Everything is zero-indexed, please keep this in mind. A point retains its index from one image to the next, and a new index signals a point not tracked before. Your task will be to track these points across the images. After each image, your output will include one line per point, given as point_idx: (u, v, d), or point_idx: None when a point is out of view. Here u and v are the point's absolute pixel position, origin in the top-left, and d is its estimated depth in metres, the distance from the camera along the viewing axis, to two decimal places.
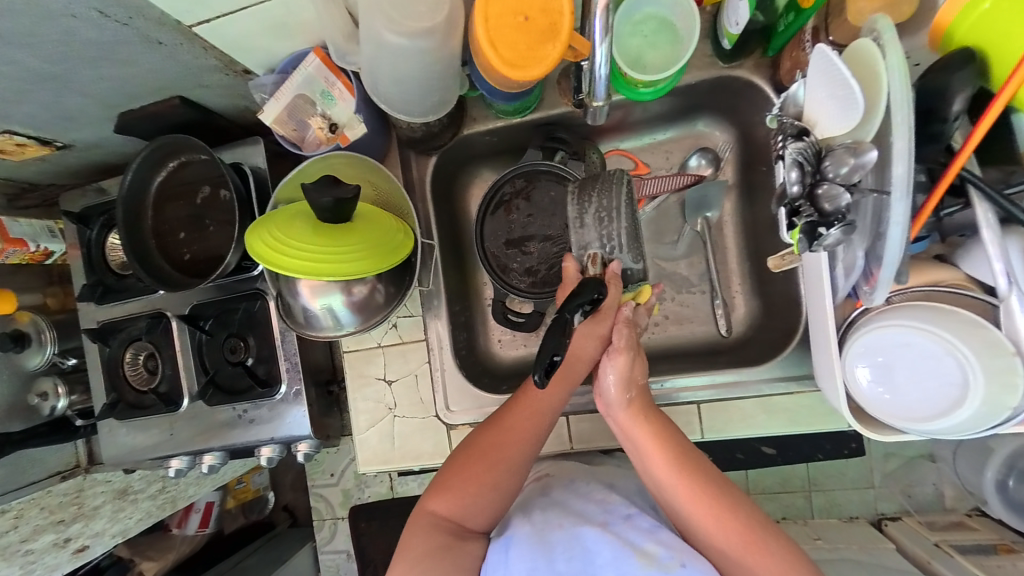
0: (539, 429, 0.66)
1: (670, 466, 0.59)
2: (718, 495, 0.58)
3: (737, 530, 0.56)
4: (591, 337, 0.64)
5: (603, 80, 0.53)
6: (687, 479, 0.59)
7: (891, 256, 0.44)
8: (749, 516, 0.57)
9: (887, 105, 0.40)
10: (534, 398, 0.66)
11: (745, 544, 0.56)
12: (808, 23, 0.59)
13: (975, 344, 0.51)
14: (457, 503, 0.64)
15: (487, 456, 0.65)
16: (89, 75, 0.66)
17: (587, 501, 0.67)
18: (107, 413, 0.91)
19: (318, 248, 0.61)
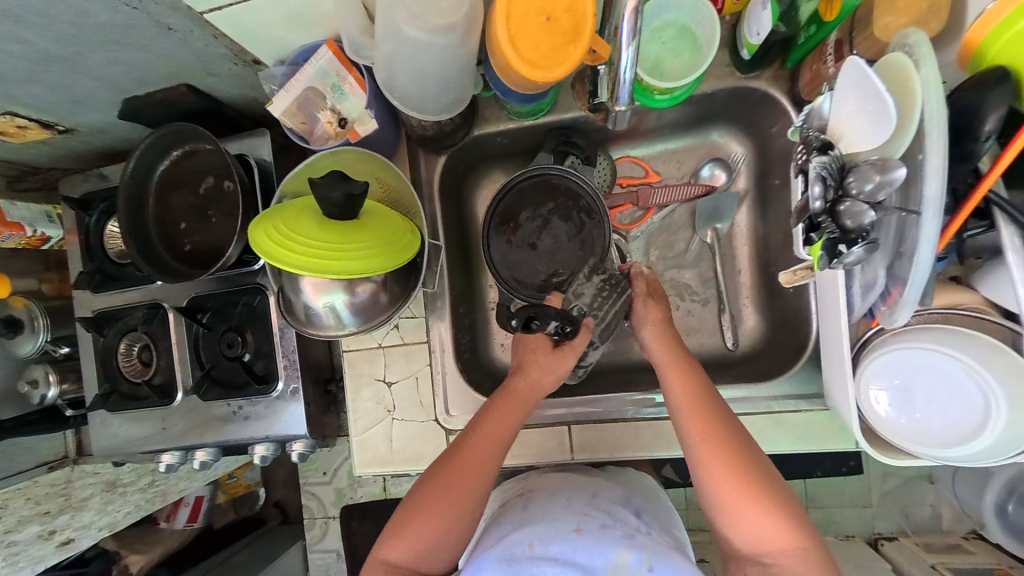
0: (495, 466, 0.64)
1: (693, 411, 0.61)
2: (735, 445, 0.59)
3: (739, 480, 0.57)
4: (548, 371, 0.67)
5: (628, 86, 0.51)
6: (707, 428, 0.60)
7: (919, 276, 0.42)
8: (760, 472, 0.58)
9: (920, 122, 0.39)
10: (485, 435, 0.64)
11: (742, 494, 0.56)
12: (832, 35, 0.58)
13: (997, 370, 0.50)
14: (413, 547, 0.61)
15: (443, 494, 0.62)
16: (97, 58, 0.64)
17: (564, 513, 0.64)
18: (99, 404, 0.89)
19: (326, 245, 0.60)
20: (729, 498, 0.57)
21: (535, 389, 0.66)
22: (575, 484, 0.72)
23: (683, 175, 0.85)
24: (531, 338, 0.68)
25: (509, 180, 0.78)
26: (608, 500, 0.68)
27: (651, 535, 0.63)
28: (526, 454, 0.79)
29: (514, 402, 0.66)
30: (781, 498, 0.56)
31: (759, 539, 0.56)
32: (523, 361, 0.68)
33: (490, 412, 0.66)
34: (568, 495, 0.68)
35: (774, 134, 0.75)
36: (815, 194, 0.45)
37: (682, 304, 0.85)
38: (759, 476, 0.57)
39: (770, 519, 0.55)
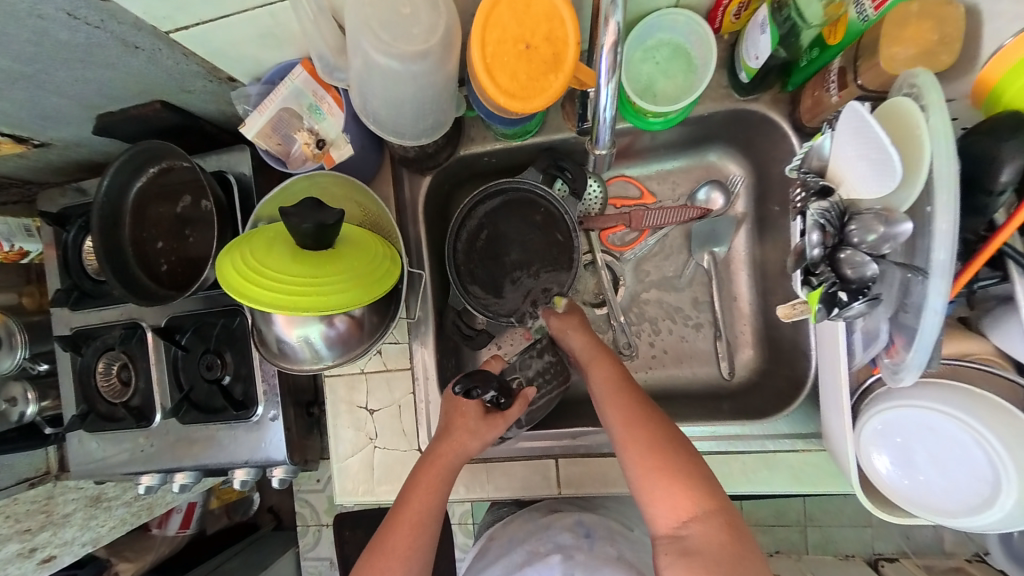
0: (426, 543, 0.62)
1: (611, 391, 0.63)
2: (646, 415, 0.60)
3: (651, 450, 0.57)
4: (478, 435, 0.67)
5: (608, 123, 0.49)
6: (623, 407, 0.61)
7: (925, 338, 0.39)
8: (669, 438, 0.58)
9: (930, 174, 0.36)
10: (410, 510, 0.63)
11: (658, 469, 0.56)
12: (834, 62, 0.55)
13: (1006, 436, 0.45)
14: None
15: (389, 555, 0.61)
16: (63, 75, 0.62)
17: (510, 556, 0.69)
18: (77, 425, 0.87)
19: (299, 278, 0.57)
20: (641, 469, 0.57)
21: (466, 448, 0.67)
22: (533, 524, 0.74)
23: (679, 197, 0.82)
24: (462, 403, 0.69)
25: (468, 205, 0.77)
26: (558, 530, 0.71)
27: (593, 551, 0.67)
28: (511, 486, 0.76)
29: (444, 462, 0.66)
30: (691, 468, 0.56)
31: (673, 513, 0.54)
32: (448, 424, 0.69)
33: (414, 487, 0.65)
34: (520, 537, 0.72)
35: (772, 158, 0.71)
36: (813, 242, 0.41)
37: (677, 331, 0.82)
38: (671, 445, 0.57)
39: (678, 487, 0.55)
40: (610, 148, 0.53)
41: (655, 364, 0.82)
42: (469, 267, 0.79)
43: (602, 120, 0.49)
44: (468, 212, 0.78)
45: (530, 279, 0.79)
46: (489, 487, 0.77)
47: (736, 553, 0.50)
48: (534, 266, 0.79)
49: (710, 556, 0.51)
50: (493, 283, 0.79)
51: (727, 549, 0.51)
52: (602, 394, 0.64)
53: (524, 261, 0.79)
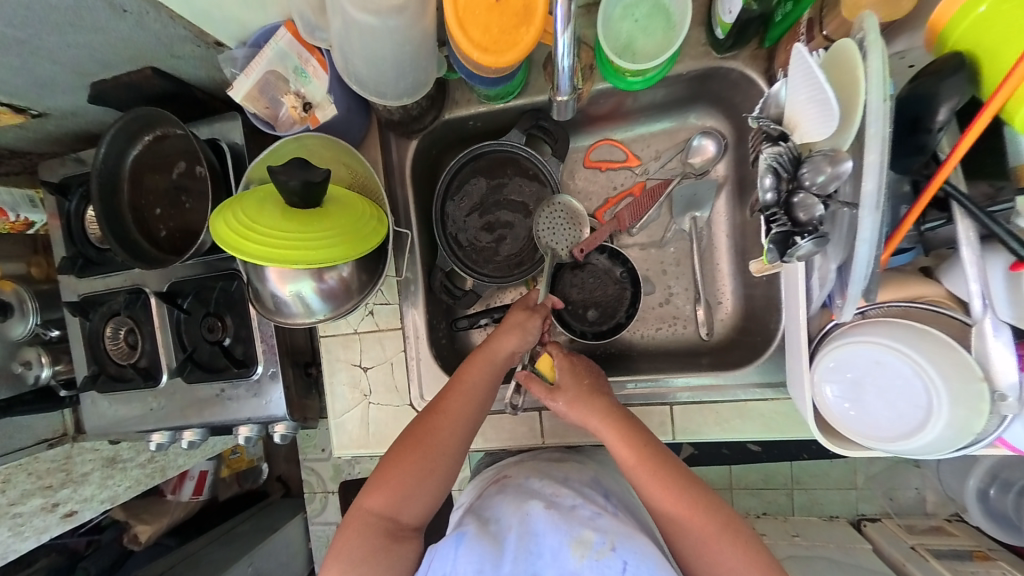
0: (469, 414, 0.68)
1: (650, 476, 0.60)
2: (687, 488, 0.59)
3: (708, 525, 0.57)
4: (516, 329, 0.70)
5: (567, 72, 0.52)
6: (666, 485, 0.60)
7: (860, 273, 0.40)
8: (717, 513, 0.58)
9: (866, 113, 0.37)
10: (461, 384, 0.68)
11: (721, 539, 0.57)
12: (805, 15, 0.58)
13: (944, 367, 0.48)
14: (395, 493, 0.63)
15: (421, 445, 0.65)
16: (55, 41, 0.64)
17: (537, 496, 0.66)
18: (89, 385, 0.92)
19: (285, 234, 0.60)
20: (703, 544, 0.57)
21: (506, 335, 0.70)
22: (547, 470, 0.73)
23: (668, 155, 0.83)
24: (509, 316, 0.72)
25: (465, 153, 0.79)
26: (579, 483, 0.70)
27: (618, 515, 0.63)
28: (499, 437, 0.82)
29: (487, 347, 0.70)
30: (752, 540, 0.57)
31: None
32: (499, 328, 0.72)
33: (467, 365, 0.70)
34: (541, 479, 0.71)
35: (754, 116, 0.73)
36: (767, 185, 0.44)
37: (659, 289, 0.84)
38: (719, 516, 0.58)
39: (746, 563, 0.55)
40: (573, 95, 0.56)
41: (639, 325, 0.84)
42: (454, 220, 0.83)
43: (561, 70, 0.52)
44: (467, 157, 0.80)
45: (511, 235, 0.83)
46: (478, 440, 0.82)
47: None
48: (519, 225, 0.82)
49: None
50: (477, 238, 0.83)
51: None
52: (638, 478, 0.61)
53: (509, 220, 0.82)
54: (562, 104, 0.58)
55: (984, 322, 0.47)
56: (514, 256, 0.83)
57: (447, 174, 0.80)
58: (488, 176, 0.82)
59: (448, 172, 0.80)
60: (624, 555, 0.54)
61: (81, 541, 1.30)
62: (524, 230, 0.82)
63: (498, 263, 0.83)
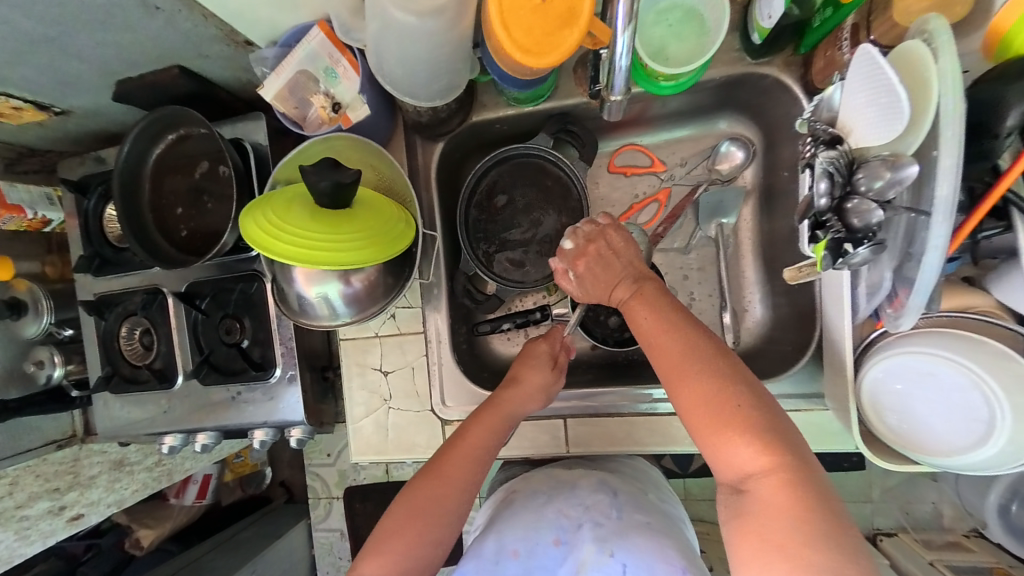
0: (476, 477, 0.64)
1: (654, 334, 0.56)
2: (701, 365, 0.52)
3: (706, 406, 0.50)
4: (536, 393, 0.69)
5: (623, 73, 0.51)
6: (667, 349, 0.54)
7: (925, 281, 0.40)
8: (729, 388, 0.50)
9: (938, 116, 0.36)
10: (467, 444, 0.65)
11: (709, 419, 0.50)
12: (848, 19, 0.56)
13: (1003, 379, 0.48)
14: (395, 568, 0.58)
15: (427, 511, 0.61)
16: (85, 38, 0.63)
17: (541, 510, 0.65)
18: (102, 386, 0.91)
19: (315, 234, 0.59)
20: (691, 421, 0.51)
21: (526, 397, 0.69)
22: (553, 481, 0.70)
23: (694, 162, 0.82)
24: (529, 355, 0.72)
25: (491, 156, 0.79)
26: (587, 491, 0.67)
27: (624, 519, 0.62)
28: (521, 446, 0.80)
29: (501, 408, 0.68)
30: (760, 422, 0.48)
31: (725, 467, 0.50)
32: (515, 375, 0.70)
33: (473, 424, 0.67)
34: (547, 492, 0.68)
35: (784, 124, 0.72)
36: (821, 190, 0.43)
37: (684, 296, 0.83)
38: (731, 402, 0.50)
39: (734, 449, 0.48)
40: (625, 96, 0.55)
41: None
42: (478, 224, 0.81)
43: (617, 70, 0.52)
44: (493, 161, 0.80)
45: (535, 240, 0.81)
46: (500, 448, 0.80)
47: (805, 513, 0.45)
48: (545, 230, 0.81)
49: (768, 515, 0.46)
50: (501, 243, 0.82)
51: (788, 513, 0.45)
52: (648, 347, 0.56)
53: (534, 225, 0.81)
54: (615, 105, 0.57)
55: None
56: (538, 262, 0.81)
57: (472, 177, 0.80)
58: (514, 180, 0.81)
59: (473, 175, 0.80)
60: (622, 559, 0.56)
61: (80, 544, 1.29)
62: (549, 233, 0.81)
63: (522, 269, 0.81)
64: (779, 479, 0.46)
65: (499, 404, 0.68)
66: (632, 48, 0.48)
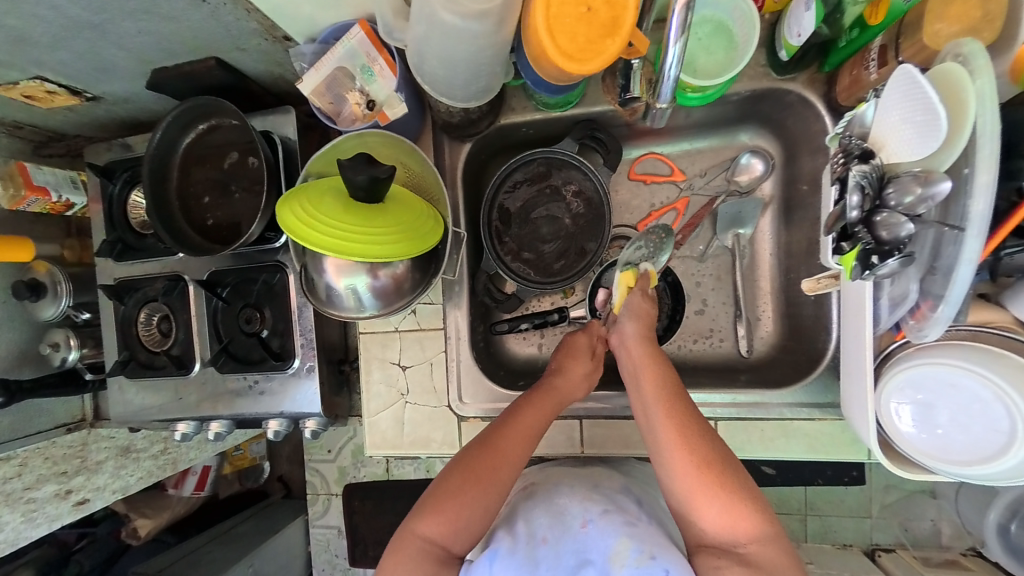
0: (527, 456, 0.66)
1: (658, 401, 0.61)
2: (701, 439, 0.59)
3: (705, 472, 0.56)
4: (584, 379, 0.72)
5: (671, 82, 0.52)
6: (675, 418, 0.59)
7: (956, 293, 0.42)
8: (724, 457, 0.58)
9: (973, 136, 0.39)
10: (521, 423, 0.66)
11: (706, 485, 0.56)
12: (875, 41, 0.58)
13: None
14: (449, 526, 0.61)
15: (484, 479, 0.63)
16: (129, 27, 0.64)
17: (571, 506, 0.65)
18: (118, 371, 0.91)
19: (351, 226, 0.60)
20: (697, 488, 0.56)
21: (575, 386, 0.71)
22: (577, 476, 0.72)
23: (713, 173, 0.84)
24: (574, 343, 0.73)
25: (517, 159, 0.80)
26: (611, 490, 0.68)
27: (651, 525, 0.62)
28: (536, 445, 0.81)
29: (557, 394, 0.69)
30: (748, 494, 0.56)
31: (726, 531, 0.55)
32: (563, 363, 0.72)
33: (526, 404, 0.68)
34: (573, 486, 0.69)
35: (806, 138, 0.74)
36: (852, 203, 0.44)
37: (698, 303, 0.84)
38: (728, 473, 0.57)
39: (736, 518, 0.55)
40: (670, 104, 0.57)
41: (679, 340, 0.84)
42: (501, 225, 0.83)
43: (665, 78, 0.52)
44: (519, 162, 0.81)
45: (556, 243, 0.83)
46: None
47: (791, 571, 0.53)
48: (566, 234, 0.82)
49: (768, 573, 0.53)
50: (523, 244, 0.83)
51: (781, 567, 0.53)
52: (652, 415, 0.61)
53: (556, 228, 0.83)
54: (658, 112, 0.58)
55: None
56: (558, 264, 0.82)
57: (497, 178, 0.81)
58: (538, 182, 0.82)
59: (498, 176, 0.81)
60: (665, 564, 0.54)
61: (72, 533, 1.30)
62: (570, 236, 0.82)
63: (541, 270, 0.82)
64: (769, 540, 0.54)
65: (552, 388, 0.70)
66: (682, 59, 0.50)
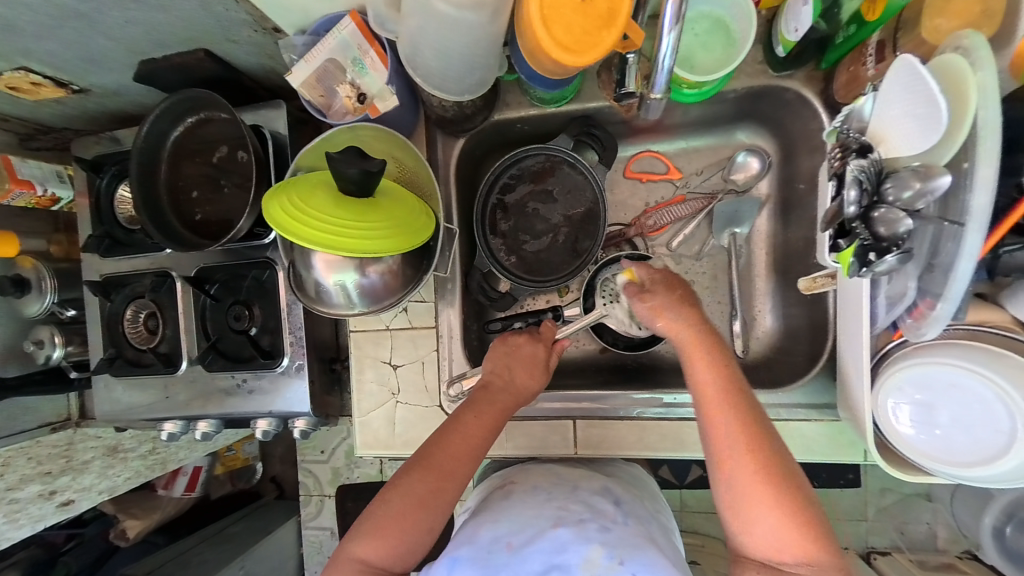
0: (470, 471, 0.65)
1: (722, 407, 0.58)
2: (771, 451, 0.56)
3: (765, 487, 0.54)
4: (527, 389, 0.72)
5: (665, 73, 0.52)
6: (742, 426, 0.57)
7: (956, 290, 0.41)
8: (787, 472, 0.55)
9: (973, 129, 0.38)
10: (465, 438, 0.66)
11: (766, 499, 0.54)
12: (873, 37, 0.58)
13: None
14: (392, 549, 0.60)
15: (427, 501, 0.62)
16: (116, 16, 0.63)
17: (543, 507, 0.63)
18: (104, 368, 0.90)
19: (340, 221, 0.58)
20: (754, 502, 0.54)
21: (519, 394, 0.72)
22: (558, 479, 0.70)
23: (710, 172, 0.83)
24: (520, 353, 0.74)
25: (511, 155, 0.79)
26: (589, 494, 0.66)
27: (629, 527, 0.61)
28: (530, 445, 0.79)
29: (500, 406, 0.70)
30: (808, 511, 0.53)
31: (779, 550, 0.53)
32: (510, 376, 0.72)
33: (469, 418, 0.67)
34: (548, 489, 0.67)
35: (803, 137, 0.73)
36: (850, 198, 0.44)
37: None
38: (789, 491, 0.54)
39: (795, 531, 0.52)
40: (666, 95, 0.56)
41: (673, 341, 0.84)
42: (495, 222, 0.82)
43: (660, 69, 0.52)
44: (514, 159, 0.80)
45: (549, 242, 0.82)
46: (507, 446, 0.80)
47: None
48: (561, 232, 0.81)
49: None
50: (517, 242, 0.82)
51: None
52: (713, 421, 0.58)
53: (550, 226, 0.82)
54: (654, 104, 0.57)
55: None
56: (552, 262, 0.81)
57: (490, 175, 0.80)
58: (534, 179, 0.81)
59: (492, 173, 0.80)
60: (634, 569, 0.53)
61: (60, 534, 1.25)
62: (564, 234, 0.81)
63: (535, 268, 0.81)
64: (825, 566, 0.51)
65: (493, 402, 0.70)
66: (675, 48, 0.49)
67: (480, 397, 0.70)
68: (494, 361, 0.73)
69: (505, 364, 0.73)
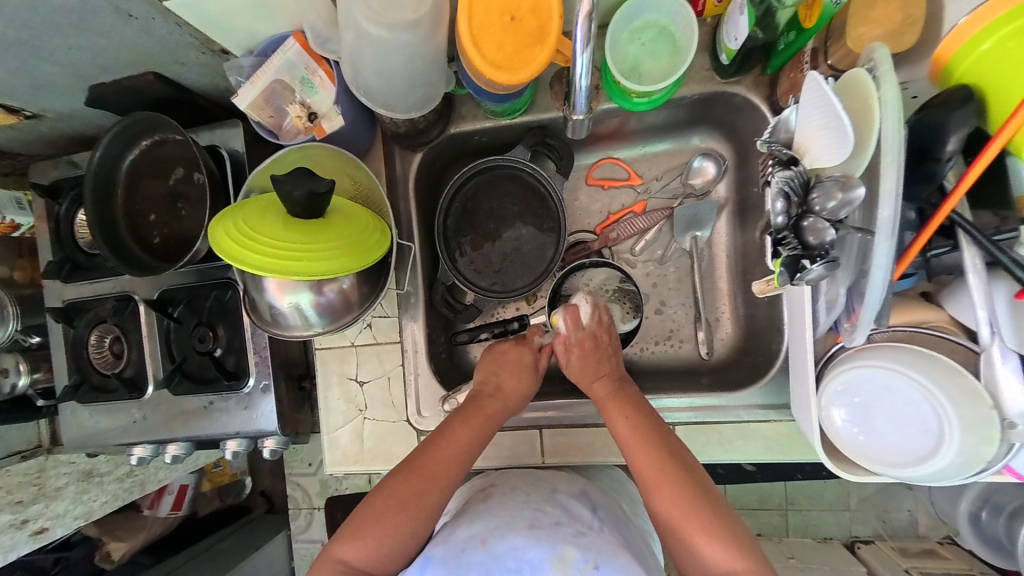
0: (456, 476, 0.65)
1: (635, 440, 0.63)
2: (682, 475, 0.60)
3: (683, 509, 0.58)
4: (518, 394, 0.73)
5: (584, 92, 0.54)
6: (653, 456, 0.61)
7: (875, 296, 0.42)
8: (697, 492, 0.59)
9: (879, 142, 0.39)
10: (451, 443, 0.66)
11: (694, 521, 0.57)
12: (809, 44, 0.59)
13: (953, 393, 0.51)
14: (373, 551, 0.59)
15: (407, 505, 0.61)
16: (58, 42, 0.63)
17: (520, 508, 0.62)
18: (70, 395, 0.89)
19: (291, 243, 0.58)
20: (679, 525, 0.57)
21: (506, 401, 0.72)
22: (536, 482, 0.69)
23: (669, 177, 0.84)
24: (508, 358, 0.76)
25: (469, 167, 0.79)
26: (566, 498, 0.66)
27: (604, 533, 0.60)
28: (500, 455, 0.80)
29: (488, 412, 0.70)
30: (725, 527, 0.56)
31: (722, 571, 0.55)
32: (499, 381, 0.74)
33: (456, 424, 0.68)
34: (527, 492, 0.66)
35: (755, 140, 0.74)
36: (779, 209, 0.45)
37: (658, 304, 0.84)
38: (702, 510, 0.57)
39: (717, 545, 0.55)
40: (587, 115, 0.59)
41: (641, 345, 0.84)
42: (457, 235, 0.82)
43: (579, 90, 0.55)
44: (473, 171, 0.80)
45: (512, 251, 0.82)
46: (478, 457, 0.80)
47: None
48: (522, 242, 0.82)
49: None
50: (479, 253, 0.82)
51: None
52: (629, 451, 0.63)
53: (512, 236, 0.82)
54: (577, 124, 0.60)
55: (992, 350, 0.49)
56: (517, 272, 0.81)
57: (450, 188, 0.80)
58: (494, 190, 0.82)
59: (451, 186, 0.80)
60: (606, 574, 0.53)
61: (47, 559, 1.22)
62: (526, 243, 0.82)
63: (499, 278, 0.81)
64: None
65: (480, 408, 0.70)
66: (589, 67, 0.51)
67: (469, 404, 0.71)
68: (483, 370, 0.75)
69: (493, 370, 0.74)
